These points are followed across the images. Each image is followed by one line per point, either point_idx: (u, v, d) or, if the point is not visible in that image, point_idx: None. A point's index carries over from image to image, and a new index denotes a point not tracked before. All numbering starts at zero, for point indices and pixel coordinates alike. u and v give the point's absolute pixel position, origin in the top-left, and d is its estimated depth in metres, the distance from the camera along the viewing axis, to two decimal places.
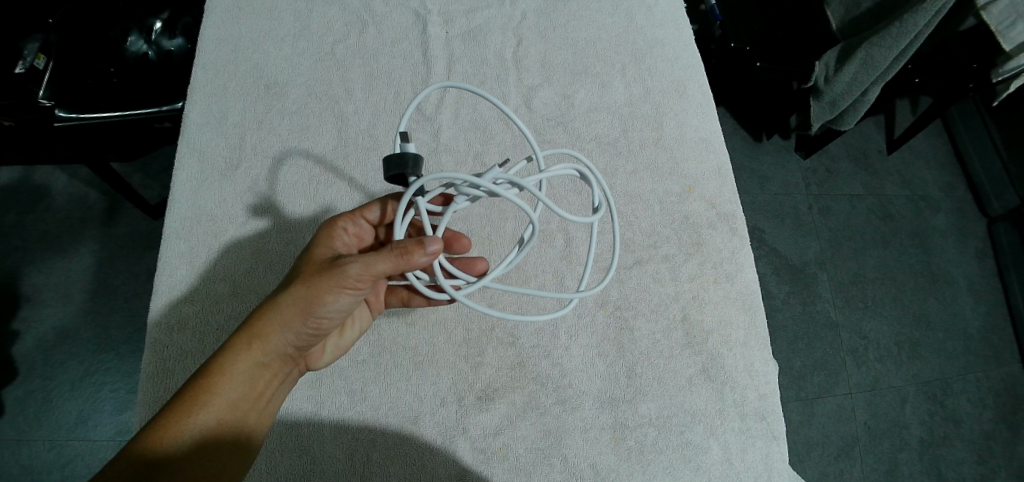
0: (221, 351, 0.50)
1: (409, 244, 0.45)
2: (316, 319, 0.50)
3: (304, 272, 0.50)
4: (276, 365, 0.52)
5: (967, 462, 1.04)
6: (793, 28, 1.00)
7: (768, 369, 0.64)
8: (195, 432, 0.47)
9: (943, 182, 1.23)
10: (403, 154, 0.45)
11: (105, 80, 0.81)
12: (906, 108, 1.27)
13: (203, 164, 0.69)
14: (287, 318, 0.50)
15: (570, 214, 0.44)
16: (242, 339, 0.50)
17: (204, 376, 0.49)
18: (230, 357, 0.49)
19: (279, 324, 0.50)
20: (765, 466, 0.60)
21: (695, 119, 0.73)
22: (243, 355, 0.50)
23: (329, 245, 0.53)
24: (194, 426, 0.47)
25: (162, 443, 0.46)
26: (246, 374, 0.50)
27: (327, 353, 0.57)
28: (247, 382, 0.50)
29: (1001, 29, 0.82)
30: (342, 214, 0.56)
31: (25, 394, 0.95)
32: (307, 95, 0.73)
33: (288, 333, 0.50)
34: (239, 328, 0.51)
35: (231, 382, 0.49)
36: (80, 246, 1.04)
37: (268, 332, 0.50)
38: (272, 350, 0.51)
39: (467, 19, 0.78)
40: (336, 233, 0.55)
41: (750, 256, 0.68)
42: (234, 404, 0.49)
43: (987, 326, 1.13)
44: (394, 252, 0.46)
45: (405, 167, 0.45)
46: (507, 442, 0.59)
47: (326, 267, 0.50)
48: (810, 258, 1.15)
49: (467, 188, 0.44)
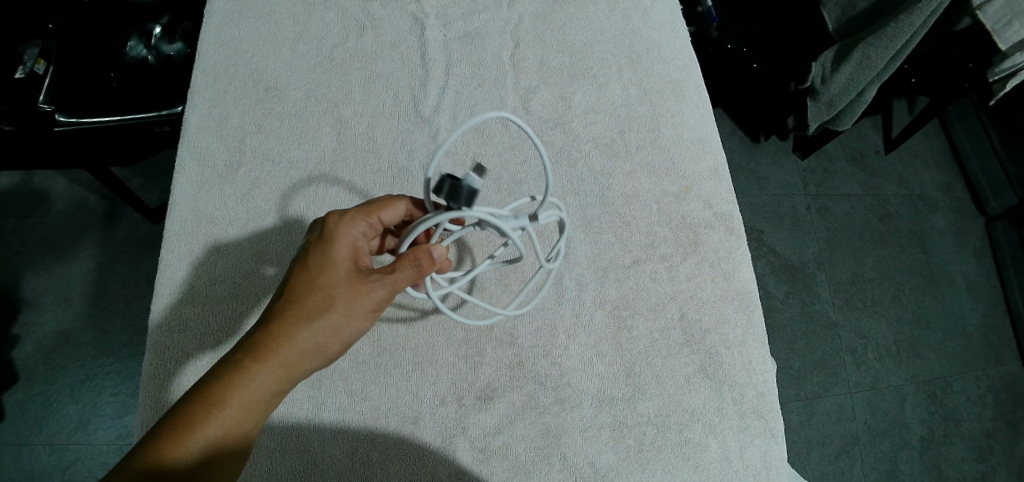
0: (244, 377, 0.48)
1: (422, 257, 0.49)
2: (344, 345, 0.51)
3: (340, 297, 0.49)
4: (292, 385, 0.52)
5: (967, 461, 1.04)
6: (789, 29, 1.01)
7: (766, 367, 0.64)
8: (218, 456, 0.47)
9: (940, 181, 1.24)
10: (463, 185, 0.44)
11: (104, 84, 0.82)
12: (902, 108, 1.27)
13: (203, 167, 0.70)
14: (321, 348, 0.50)
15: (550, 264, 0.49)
16: (271, 367, 0.48)
17: (227, 403, 0.47)
18: (258, 385, 0.48)
19: (314, 354, 0.50)
20: (765, 464, 0.60)
21: (693, 119, 0.74)
22: (271, 382, 0.49)
23: (354, 261, 0.52)
24: (215, 450, 0.47)
25: (181, 465, 0.45)
26: (270, 399, 0.49)
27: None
28: (268, 406, 0.49)
29: (997, 28, 0.82)
30: (359, 215, 0.53)
31: (25, 399, 0.95)
32: (306, 98, 0.73)
33: (320, 361, 0.51)
34: (264, 353, 0.48)
35: (256, 409, 0.48)
36: (80, 250, 1.04)
37: (302, 361, 0.49)
38: (298, 378, 0.50)
39: (465, 22, 0.78)
40: (356, 241, 0.53)
41: (748, 256, 0.68)
42: (254, 427, 0.49)
43: (986, 325, 1.14)
44: (414, 268, 0.49)
45: (457, 199, 0.45)
46: (507, 441, 0.59)
47: (364, 294, 0.50)
48: (809, 258, 1.15)
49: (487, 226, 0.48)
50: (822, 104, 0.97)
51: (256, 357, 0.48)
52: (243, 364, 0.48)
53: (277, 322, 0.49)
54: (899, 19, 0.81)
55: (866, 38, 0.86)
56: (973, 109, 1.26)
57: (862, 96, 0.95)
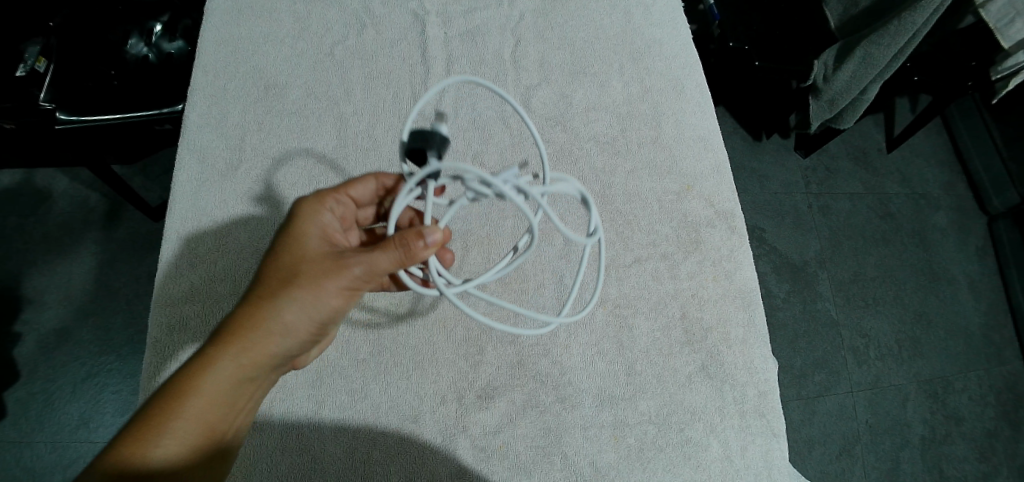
0: (210, 363, 0.46)
1: (409, 234, 0.44)
2: (317, 324, 0.49)
3: (304, 271, 0.47)
4: (267, 374, 0.50)
5: (969, 460, 1.04)
6: (791, 27, 1.01)
7: (768, 366, 0.64)
8: (185, 446, 0.45)
9: (942, 180, 1.24)
10: (432, 132, 0.47)
11: (105, 83, 0.81)
12: (905, 105, 1.27)
13: (204, 165, 0.69)
14: (288, 327, 0.47)
15: (572, 230, 0.41)
16: (233, 350, 0.46)
17: (193, 389, 0.45)
18: (221, 369, 0.46)
19: (280, 333, 0.47)
20: (766, 463, 0.60)
21: (694, 117, 0.74)
22: (236, 367, 0.47)
23: (321, 234, 0.50)
24: (180, 440, 0.45)
25: (146, 457, 0.43)
26: (237, 386, 0.47)
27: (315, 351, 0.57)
28: (236, 394, 0.48)
29: (999, 27, 0.82)
30: (328, 192, 0.53)
31: (26, 397, 0.95)
32: (307, 96, 0.73)
33: (288, 342, 0.48)
34: (228, 337, 0.47)
35: (227, 395, 0.47)
36: (81, 248, 1.04)
37: (268, 341, 0.47)
38: (266, 360, 0.48)
39: (465, 19, 0.78)
40: (326, 215, 0.51)
41: (749, 254, 0.68)
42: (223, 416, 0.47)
43: (988, 324, 1.14)
44: (399, 248, 0.45)
45: (428, 142, 0.47)
46: (507, 440, 0.59)
47: (331, 265, 0.47)
48: (810, 257, 1.15)
49: (477, 185, 0.42)
50: (824, 102, 0.97)
51: (223, 342, 0.47)
52: (208, 350, 0.47)
53: (243, 304, 0.48)
54: (901, 17, 0.80)
55: (868, 35, 0.86)
56: (975, 106, 1.26)
57: (864, 95, 0.95)
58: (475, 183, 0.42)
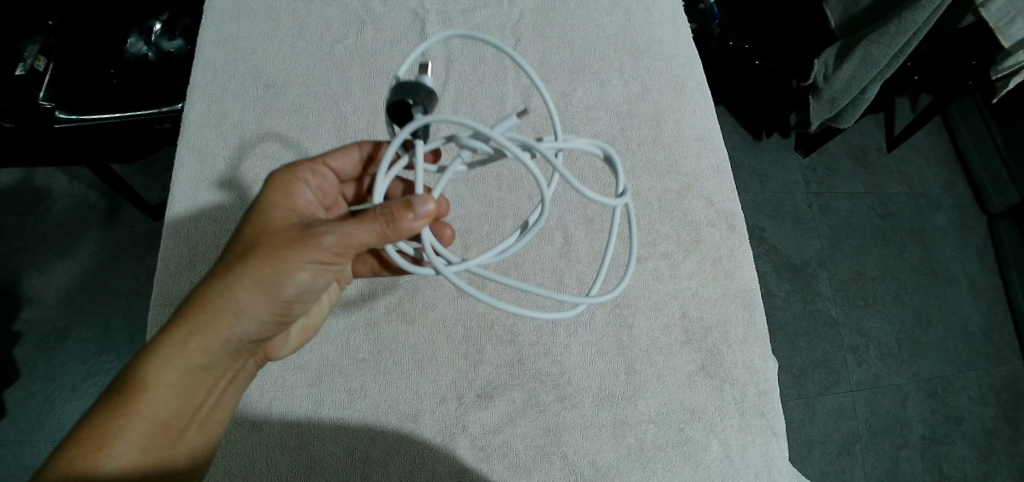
0: (161, 351, 0.45)
1: (395, 206, 0.40)
2: (280, 302, 0.47)
3: (262, 244, 0.45)
4: (228, 360, 0.49)
5: (969, 460, 1.04)
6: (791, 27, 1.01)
7: (768, 365, 0.64)
8: (139, 438, 0.44)
9: (942, 180, 1.24)
10: (418, 84, 0.43)
11: (104, 81, 0.81)
12: (905, 105, 1.27)
13: (203, 163, 0.69)
14: (244, 305, 0.46)
15: (590, 188, 0.39)
16: (187, 335, 0.45)
17: (146, 379, 0.45)
18: (174, 354, 0.45)
19: (235, 313, 0.46)
20: (766, 462, 0.60)
21: (694, 116, 0.74)
22: (191, 351, 0.46)
23: (287, 208, 0.49)
24: (133, 432, 0.44)
25: (99, 452, 0.43)
26: (191, 372, 0.46)
27: (289, 340, 0.56)
28: (191, 381, 0.46)
29: (1000, 25, 0.81)
30: (302, 163, 0.52)
31: (26, 396, 0.95)
32: (306, 95, 0.73)
33: (246, 323, 0.47)
34: (182, 321, 0.46)
35: (185, 383, 0.46)
36: (81, 247, 1.04)
37: (221, 322, 0.46)
38: (222, 344, 0.47)
39: (465, 18, 0.78)
40: (296, 187, 0.50)
41: (750, 253, 0.68)
42: (181, 406, 0.46)
43: (988, 323, 1.14)
44: (379, 220, 0.41)
45: (417, 94, 0.42)
46: (507, 439, 0.59)
47: (293, 237, 0.45)
48: (811, 256, 1.15)
49: (472, 141, 0.41)
50: (824, 102, 0.97)
51: (175, 329, 0.46)
52: (161, 337, 0.46)
53: (200, 286, 0.46)
54: (902, 17, 0.80)
55: (869, 34, 0.86)
56: (976, 107, 1.25)
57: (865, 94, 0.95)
58: (470, 138, 0.41)
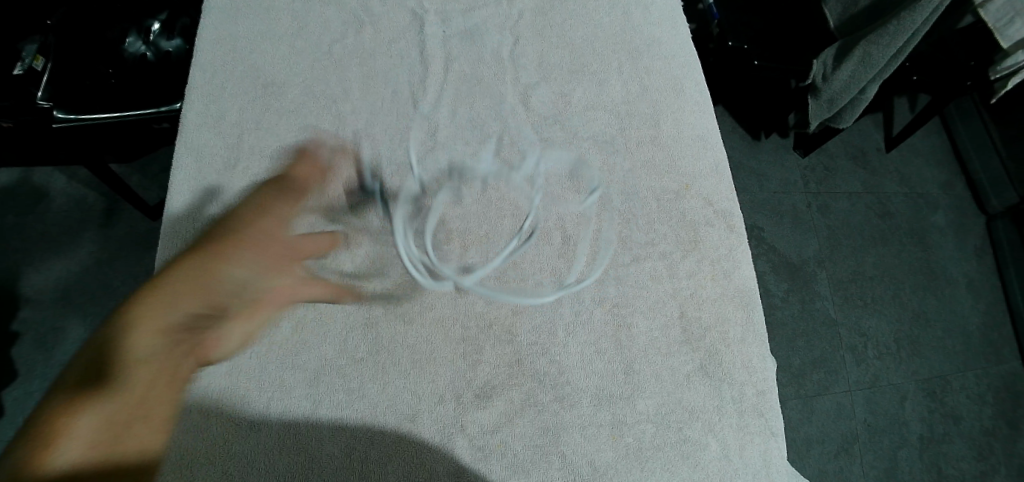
0: (97, 351, 0.42)
1: None
2: (213, 295, 0.49)
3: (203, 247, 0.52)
4: (179, 353, 0.46)
5: (967, 459, 1.04)
6: (790, 27, 1.01)
7: (766, 365, 0.64)
8: (90, 448, 0.38)
9: (940, 180, 1.24)
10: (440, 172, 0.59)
11: (103, 81, 0.81)
12: (903, 105, 1.27)
13: (201, 163, 0.69)
14: (171, 295, 0.46)
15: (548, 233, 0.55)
16: (118, 324, 0.43)
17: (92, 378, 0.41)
18: (109, 351, 0.42)
19: (165, 299, 0.46)
20: (765, 462, 0.60)
21: (693, 116, 0.74)
22: (131, 342, 0.43)
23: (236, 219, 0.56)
24: (84, 427, 0.39)
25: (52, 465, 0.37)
26: (146, 364, 0.43)
27: (235, 341, 0.55)
28: (150, 376, 0.43)
29: (999, 26, 0.81)
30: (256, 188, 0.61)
31: (24, 396, 0.95)
32: (305, 95, 0.73)
33: (180, 308, 0.46)
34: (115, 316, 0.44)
35: (143, 384, 0.42)
36: (79, 247, 1.04)
37: (157, 310, 0.45)
38: (174, 333, 0.45)
39: (464, 18, 0.78)
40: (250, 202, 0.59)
41: (748, 253, 0.68)
42: (140, 402, 0.42)
43: (986, 323, 1.14)
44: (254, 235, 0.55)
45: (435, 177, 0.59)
46: (505, 439, 0.59)
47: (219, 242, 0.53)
48: (809, 256, 1.15)
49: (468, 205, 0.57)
50: (822, 102, 0.97)
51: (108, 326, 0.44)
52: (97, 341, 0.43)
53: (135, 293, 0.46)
54: (900, 17, 0.80)
55: (867, 35, 0.86)
56: (974, 107, 1.26)
57: (864, 95, 0.95)
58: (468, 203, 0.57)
